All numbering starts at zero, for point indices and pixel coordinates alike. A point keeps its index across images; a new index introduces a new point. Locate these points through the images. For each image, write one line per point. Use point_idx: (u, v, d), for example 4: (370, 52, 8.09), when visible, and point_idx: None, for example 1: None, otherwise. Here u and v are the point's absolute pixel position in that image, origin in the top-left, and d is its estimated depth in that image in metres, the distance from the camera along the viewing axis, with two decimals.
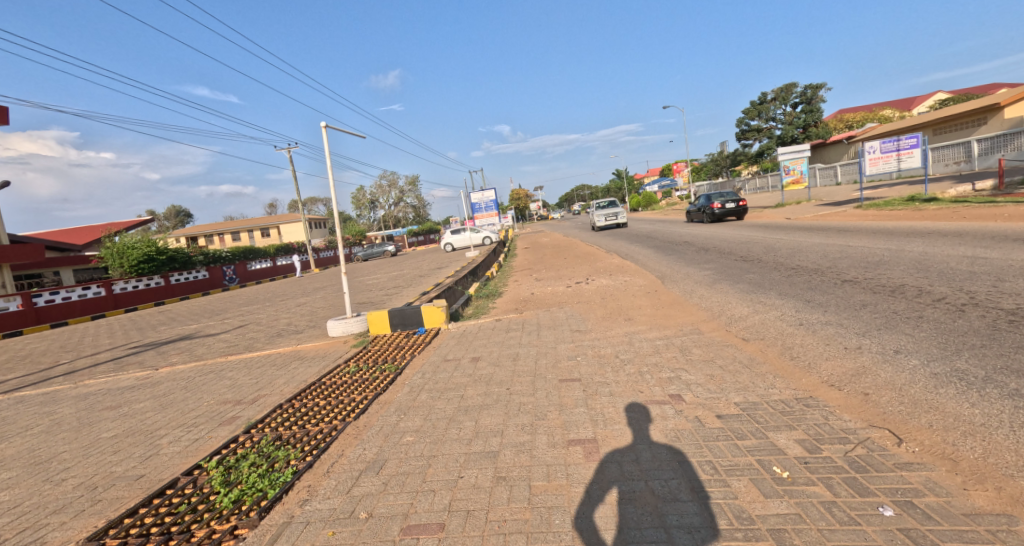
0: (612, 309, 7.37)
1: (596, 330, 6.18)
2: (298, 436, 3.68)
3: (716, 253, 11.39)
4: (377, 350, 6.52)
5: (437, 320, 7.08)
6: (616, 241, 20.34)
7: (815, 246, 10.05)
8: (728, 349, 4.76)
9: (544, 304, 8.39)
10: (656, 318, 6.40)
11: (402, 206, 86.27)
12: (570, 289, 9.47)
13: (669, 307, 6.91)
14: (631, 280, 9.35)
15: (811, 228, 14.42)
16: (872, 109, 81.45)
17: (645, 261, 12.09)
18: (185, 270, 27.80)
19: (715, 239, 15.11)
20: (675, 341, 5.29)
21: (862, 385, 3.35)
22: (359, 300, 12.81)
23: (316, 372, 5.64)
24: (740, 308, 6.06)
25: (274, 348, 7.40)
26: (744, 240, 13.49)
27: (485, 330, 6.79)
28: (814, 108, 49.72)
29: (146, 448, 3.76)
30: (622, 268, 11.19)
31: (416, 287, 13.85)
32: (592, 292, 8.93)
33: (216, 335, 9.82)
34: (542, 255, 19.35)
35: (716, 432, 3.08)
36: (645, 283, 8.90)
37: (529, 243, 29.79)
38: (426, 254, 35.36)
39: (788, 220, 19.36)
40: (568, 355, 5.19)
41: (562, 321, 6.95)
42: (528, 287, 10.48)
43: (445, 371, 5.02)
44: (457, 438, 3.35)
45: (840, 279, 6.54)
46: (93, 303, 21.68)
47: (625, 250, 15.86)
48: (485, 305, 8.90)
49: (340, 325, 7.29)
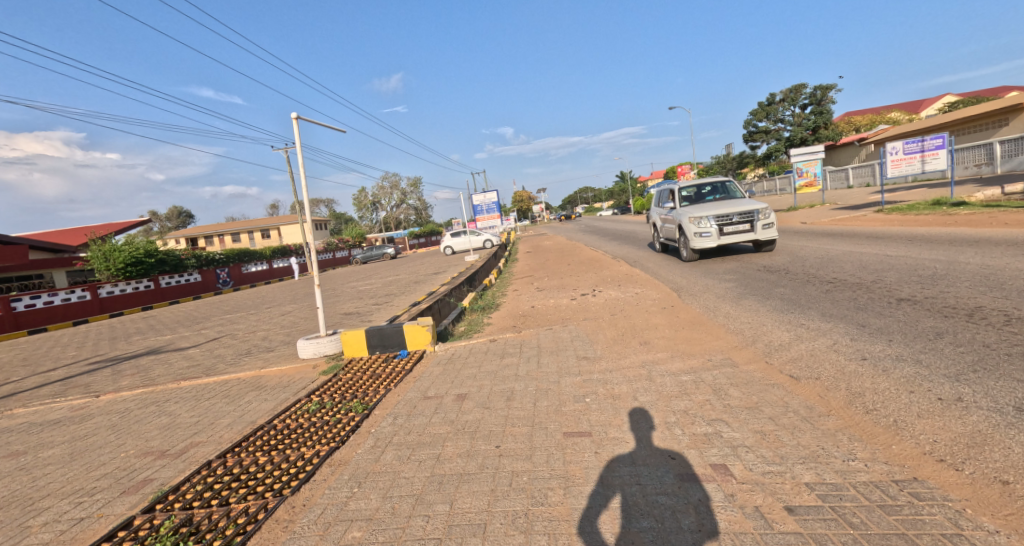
0: (625, 329, 6.39)
1: (608, 359, 5.20)
2: (211, 520, 2.74)
3: (735, 262, 10.41)
4: (350, 378, 5.54)
5: (422, 341, 6.16)
6: (623, 246, 19.30)
7: (848, 255, 9.05)
8: (776, 392, 3.80)
9: (545, 321, 7.42)
10: (677, 345, 5.42)
11: (404, 208, 85.68)
12: (575, 303, 8.50)
13: (691, 329, 5.93)
14: (643, 293, 8.40)
15: (834, 234, 13.43)
16: (880, 111, 80.40)
17: (657, 269, 11.16)
18: (177, 273, 27.06)
19: None
20: (706, 379, 4.32)
21: (992, 468, 2.38)
22: (347, 310, 11.86)
23: (271, 407, 4.70)
24: (778, 334, 5.09)
25: (237, 371, 6.47)
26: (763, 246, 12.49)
27: (476, 355, 5.85)
28: (824, 110, 48.71)
29: (9, 532, 2.79)
30: (632, 279, 10.20)
31: (409, 296, 12.91)
32: (599, 307, 7.95)
33: (184, 351, 8.89)
34: (545, 260, 18.36)
35: (792, 538, 2.15)
36: (659, 298, 7.91)
37: (532, 247, 28.92)
38: (427, 258, 34.48)
39: (805, 224, 18.34)
40: (574, 396, 4.23)
41: (566, 344, 5.98)
42: (529, 299, 9.54)
43: (422, 415, 4.07)
44: (421, 538, 2.39)
45: (895, 298, 5.55)
46: (77, 307, 20.92)
47: (633, 256, 14.88)
48: (480, 322, 7.94)
49: (311, 346, 6.36)
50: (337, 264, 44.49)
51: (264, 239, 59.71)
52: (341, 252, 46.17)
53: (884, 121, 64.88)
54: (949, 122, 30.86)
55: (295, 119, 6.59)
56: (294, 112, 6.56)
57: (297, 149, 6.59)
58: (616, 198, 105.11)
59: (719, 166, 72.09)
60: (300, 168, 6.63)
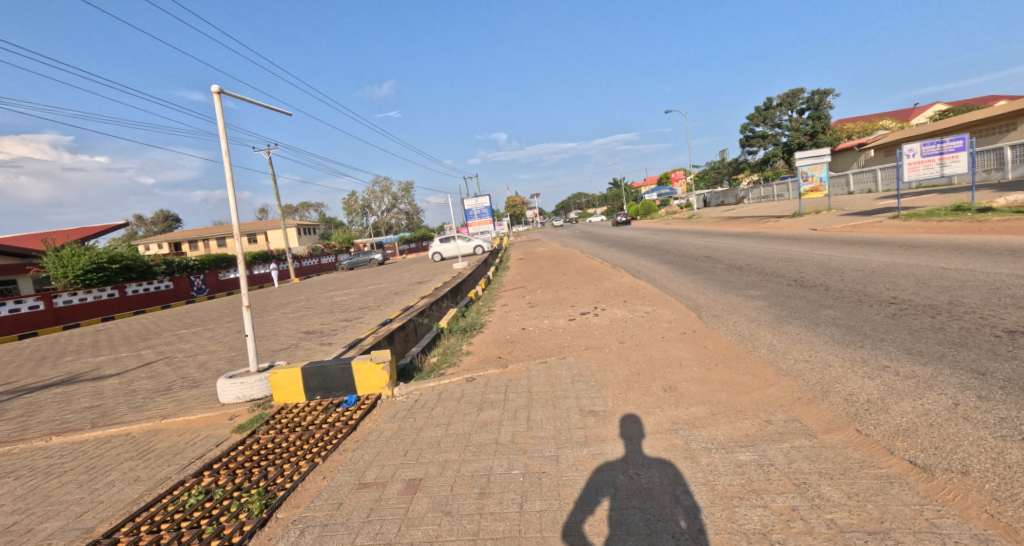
0: (640, 367, 4.96)
1: (623, 419, 3.79)
2: None
3: (756, 274, 9.09)
4: (271, 437, 4.04)
5: (376, 383, 4.73)
6: (621, 254, 17.97)
7: (892, 267, 7.73)
8: (905, 495, 2.37)
9: (539, 350, 5.96)
10: (716, 396, 4.01)
11: (395, 213, 84.28)
12: (573, 325, 7.06)
13: (727, 370, 4.54)
14: (655, 314, 7.02)
15: (856, 243, 12.19)
16: (873, 119, 80.43)
17: (665, 282, 9.84)
18: (145, 280, 25.56)
19: (742, 253, 12.89)
20: (776, 461, 2.88)
21: None
22: (310, 327, 10.34)
23: (134, 496, 3.19)
24: (859, 382, 3.69)
25: (134, 418, 4.95)
26: (781, 255, 11.25)
27: (446, 404, 4.42)
28: (821, 115, 48.15)
29: None
30: (639, 294, 8.81)
31: (384, 311, 11.42)
32: (603, 331, 6.52)
33: (99, 382, 7.33)
34: (538, 269, 16.98)
35: None
36: (675, 321, 6.54)
37: (525, 253, 27.64)
38: (415, 265, 33.07)
39: (816, 232, 17.18)
40: (581, 492, 2.79)
41: (567, 388, 4.56)
42: (519, 318, 8.13)
43: (346, 528, 2.60)
44: None
45: (1004, 332, 4.16)
46: (29, 319, 19.41)
47: (634, 265, 13.60)
48: (457, 350, 6.40)
49: (233, 389, 4.85)
50: (322, 270, 42.84)
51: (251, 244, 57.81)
52: (328, 258, 44.73)
53: (877, 128, 64.88)
54: (953, 127, 30.14)
55: (216, 92, 5.07)
56: (214, 84, 5.07)
57: (218, 131, 5.10)
58: (610, 204, 104.44)
59: (715, 171, 71.52)
60: (222, 154, 5.12)
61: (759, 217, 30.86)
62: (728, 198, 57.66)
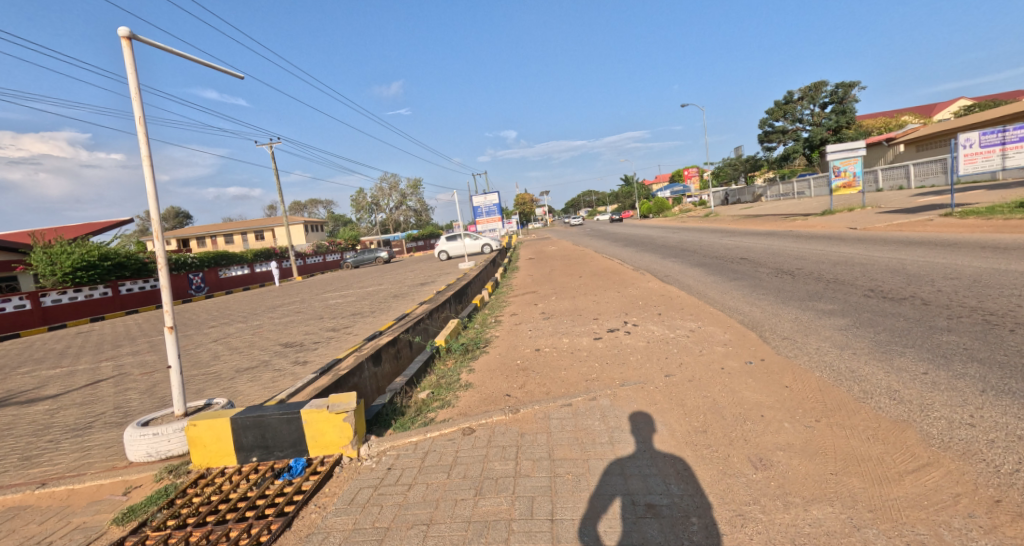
0: (704, 421, 3.55)
1: (708, 530, 2.38)
2: None
3: (816, 282, 7.62)
4: (166, 536, 2.69)
5: (334, 441, 3.40)
6: (642, 254, 16.54)
7: (998, 274, 6.21)
8: None
9: (560, 385, 4.57)
10: (844, 485, 2.56)
11: (404, 210, 83.23)
12: (601, 349, 5.67)
13: (840, 432, 3.10)
14: (704, 338, 5.58)
15: (915, 243, 10.69)
16: (895, 114, 77.89)
17: (703, 290, 8.41)
18: (141, 278, 24.77)
19: (784, 254, 11.38)
20: None
21: None
22: (292, 339, 9.04)
23: None
24: None
25: (10, 479, 3.64)
26: (832, 257, 9.80)
27: (431, 480, 3.04)
28: (845, 108, 46.20)
29: None
30: (676, 305, 7.39)
31: (377, 319, 10.09)
32: (640, 359, 5.13)
33: (27, 408, 6.08)
34: (550, 270, 15.60)
35: None
36: (733, 349, 5.12)
37: (535, 252, 26.26)
38: (421, 263, 31.85)
39: (856, 231, 15.64)
40: None
41: (606, 457, 3.18)
42: (532, 333, 6.78)
43: None
44: None
45: None
46: (15, 318, 18.53)
47: (660, 268, 12.18)
48: (454, 382, 4.99)
49: (145, 443, 3.51)
50: (327, 267, 41.82)
51: (257, 240, 57.08)
52: (334, 255, 43.71)
53: (900, 124, 62.81)
54: (996, 119, 28.12)
55: (123, 37, 3.72)
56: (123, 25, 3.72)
57: (130, 91, 3.77)
58: (621, 201, 102.67)
59: (731, 168, 69.54)
60: (135, 119, 3.76)
61: (784, 215, 29.11)
62: (745, 195, 55.76)
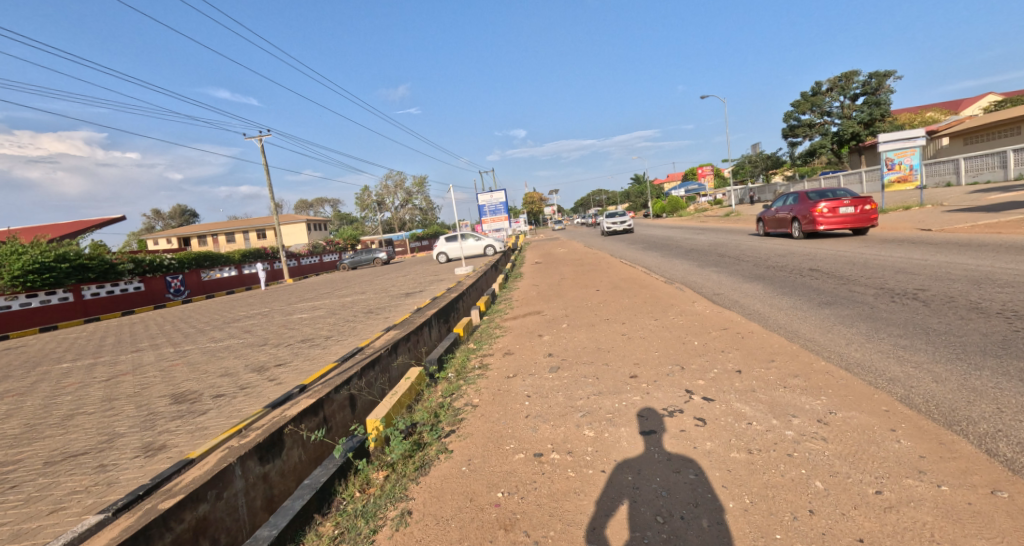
0: None
1: None
2: None
3: (982, 316, 4.82)
4: None
5: None
6: (670, 260, 13.84)
7: None
8: None
9: None
10: None
11: (410, 208, 80.82)
12: (659, 467, 2.93)
13: None
14: (869, 455, 2.81)
15: None
16: (922, 108, 74.15)
17: (788, 324, 5.66)
18: (108, 281, 22.48)
19: (870, 265, 8.56)
20: None
21: None
22: (195, 386, 6.39)
23: None
24: None
25: None
26: (957, 271, 6.99)
27: None
28: (879, 100, 42.90)
29: None
30: (761, 356, 4.64)
31: (324, 352, 7.44)
32: (757, 518, 2.39)
33: None
34: (560, 279, 12.92)
35: None
36: (955, 497, 2.36)
37: (543, 255, 23.60)
38: (419, 266, 29.32)
39: (933, 233, 12.82)
40: None
41: None
42: (529, 407, 4.08)
43: None
44: None
45: None
46: None
47: (703, 281, 9.47)
48: None
49: None
50: (323, 269, 39.41)
51: (258, 239, 54.86)
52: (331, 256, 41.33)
53: (932, 120, 59.14)
54: None
55: None
56: None
57: None
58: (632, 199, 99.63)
59: (752, 164, 66.27)
60: None
61: None
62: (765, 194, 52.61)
